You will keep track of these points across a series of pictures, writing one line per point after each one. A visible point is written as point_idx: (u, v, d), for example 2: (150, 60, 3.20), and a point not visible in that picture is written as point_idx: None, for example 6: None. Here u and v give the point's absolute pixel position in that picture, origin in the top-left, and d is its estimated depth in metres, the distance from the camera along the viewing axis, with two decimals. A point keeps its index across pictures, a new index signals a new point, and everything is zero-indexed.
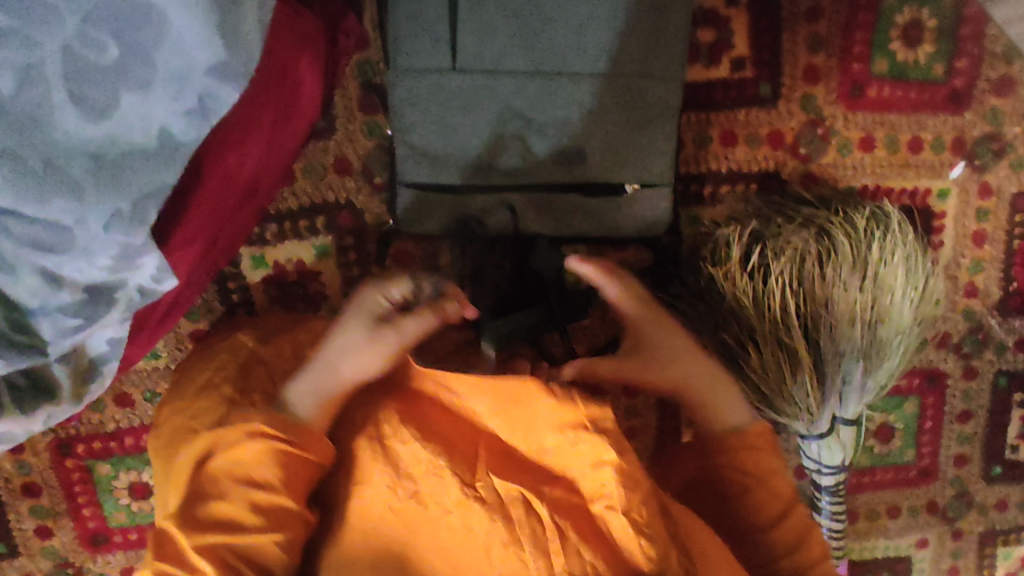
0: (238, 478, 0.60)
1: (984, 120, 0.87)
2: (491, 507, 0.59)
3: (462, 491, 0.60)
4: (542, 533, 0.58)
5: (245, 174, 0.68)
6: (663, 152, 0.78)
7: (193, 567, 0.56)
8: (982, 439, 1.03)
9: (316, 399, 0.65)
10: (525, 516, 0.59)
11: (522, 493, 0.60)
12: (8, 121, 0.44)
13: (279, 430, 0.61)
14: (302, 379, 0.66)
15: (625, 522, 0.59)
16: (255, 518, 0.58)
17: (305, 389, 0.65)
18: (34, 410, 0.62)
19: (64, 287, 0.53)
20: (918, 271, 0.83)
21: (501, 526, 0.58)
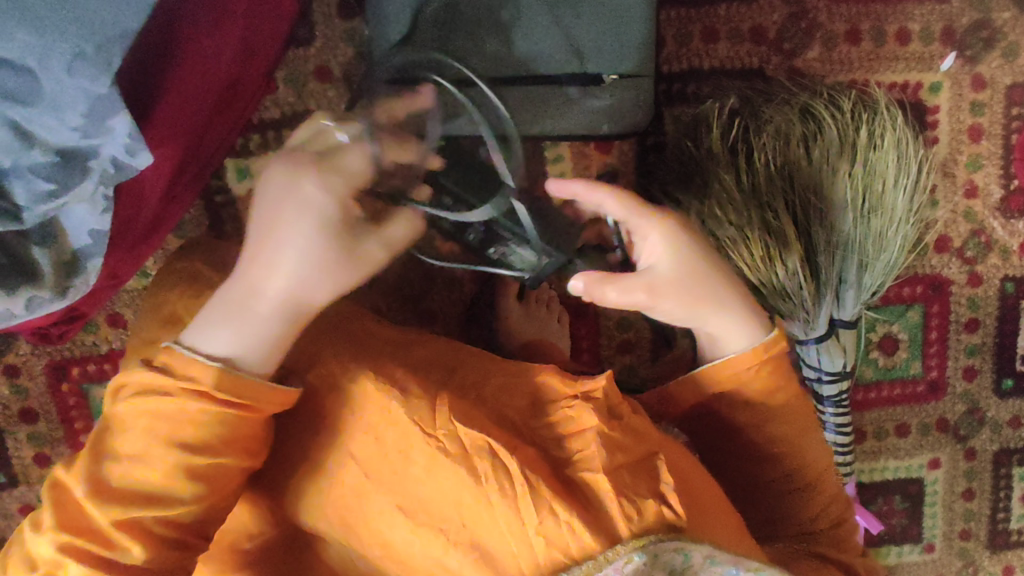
0: (174, 442, 0.57)
1: (972, 7, 0.87)
2: (454, 458, 0.57)
3: (426, 442, 0.58)
4: (509, 487, 0.55)
5: (222, 68, 0.69)
6: (641, 41, 0.77)
7: (113, 542, 0.56)
8: (992, 350, 0.99)
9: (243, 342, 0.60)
10: (492, 467, 0.56)
11: (489, 445, 0.57)
12: None
13: (236, 392, 0.58)
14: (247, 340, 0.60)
15: (606, 478, 0.55)
16: (192, 485, 0.58)
17: (225, 336, 0.60)
18: (16, 292, 0.61)
19: (34, 145, 0.53)
20: (910, 156, 0.82)
21: (464, 477, 0.56)
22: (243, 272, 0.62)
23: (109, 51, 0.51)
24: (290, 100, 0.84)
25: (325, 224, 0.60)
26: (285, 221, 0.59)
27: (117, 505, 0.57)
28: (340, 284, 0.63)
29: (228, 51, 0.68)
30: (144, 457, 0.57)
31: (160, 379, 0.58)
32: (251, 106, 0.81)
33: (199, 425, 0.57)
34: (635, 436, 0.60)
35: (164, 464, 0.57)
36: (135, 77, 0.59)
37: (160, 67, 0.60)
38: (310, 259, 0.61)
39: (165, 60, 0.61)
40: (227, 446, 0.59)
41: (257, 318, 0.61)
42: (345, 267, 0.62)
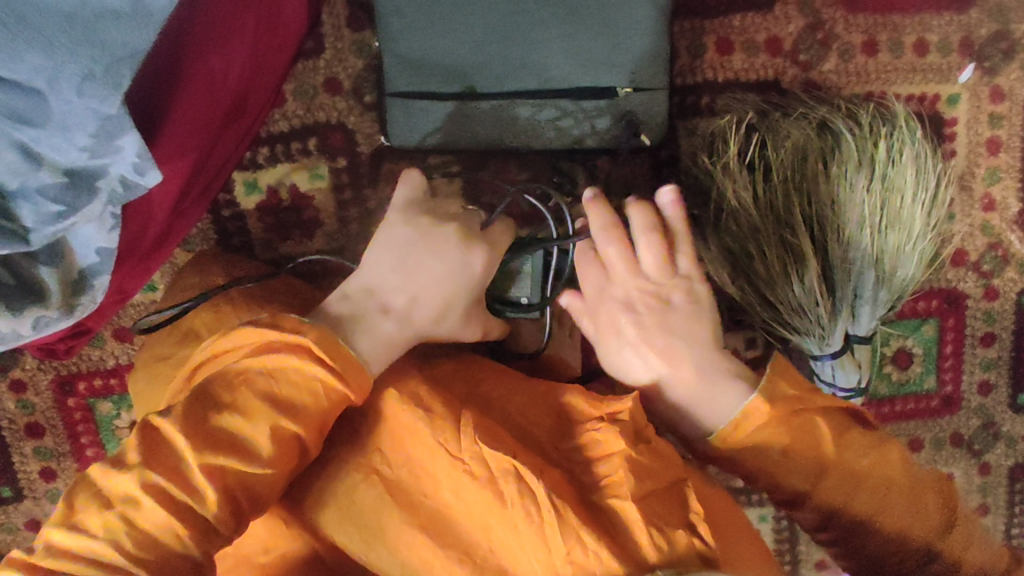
0: (270, 402, 0.57)
1: (991, 18, 0.86)
2: (482, 482, 0.56)
3: (452, 464, 0.57)
4: (535, 512, 0.54)
5: (232, 84, 0.68)
6: (658, 54, 0.76)
7: (193, 489, 0.54)
8: (1007, 365, 0.98)
9: (379, 342, 0.63)
10: (518, 491, 0.55)
11: (514, 466, 0.56)
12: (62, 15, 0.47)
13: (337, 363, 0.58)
14: (380, 341, 0.63)
15: (635, 505, 0.54)
16: (269, 450, 0.56)
17: (370, 327, 0.63)
18: (23, 311, 0.61)
19: (43, 165, 0.52)
20: (928, 171, 0.81)
21: (490, 499, 0.56)
22: (384, 270, 0.66)
23: (118, 72, 0.50)
24: (297, 113, 0.83)
25: (464, 275, 0.67)
26: (442, 252, 0.66)
27: (199, 448, 0.54)
28: (448, 333, 0.69)
29: (237, 65, 0.67)
30: (238, 407, 0.57)
31: (267, 330, 0.58)
32: (259, 119, 0.80)
33: (305, 387, 0.58)
34: (662, 462, 0.59)
35: (256, 414, 0.56)
36: (141, 94, 0.58)
37: (164, 86, 0.59)
38: (444, 295, 0.67)
39: (174, 79, 0.60)
40: (313, 413, 0.58)
41: (388, 321, 0.64)
42: (452, 320, 0.68)
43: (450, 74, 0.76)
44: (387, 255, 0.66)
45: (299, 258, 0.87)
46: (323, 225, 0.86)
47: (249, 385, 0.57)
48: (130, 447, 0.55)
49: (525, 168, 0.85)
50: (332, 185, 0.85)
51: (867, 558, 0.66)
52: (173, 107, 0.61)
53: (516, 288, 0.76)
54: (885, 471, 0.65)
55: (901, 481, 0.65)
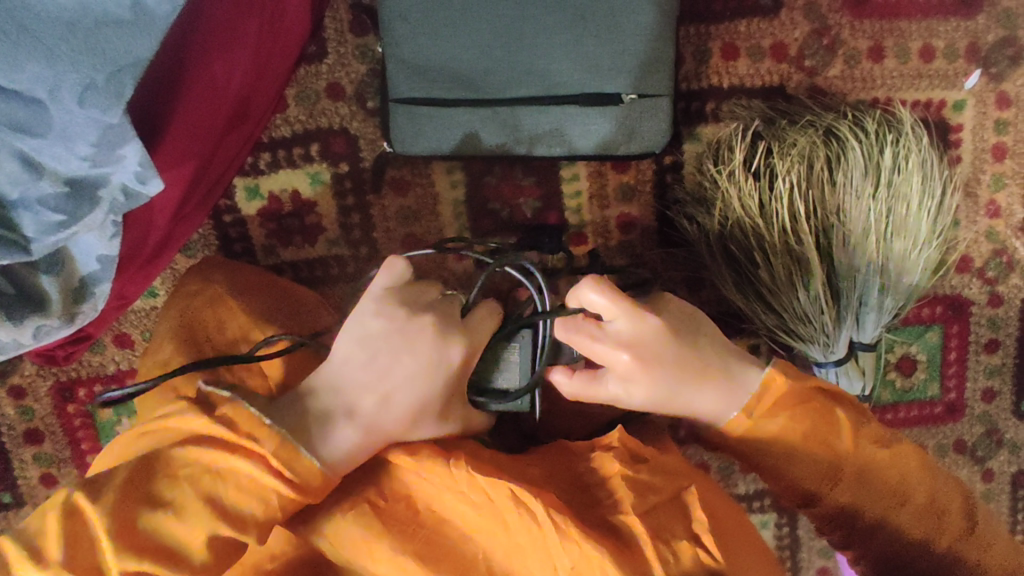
0: (211, 502, 0.54)
1: (997, 24, 0.85)
2: (478, 504, 0.57)
3: (447, 486, 0.57)
4: (538, 533, 0.54)
5: (233, 90, 0.67)
6: (664, 60, 0.76)
7: None
8: (1012, 371, 0.97)
9: (339, 444, 0.57)
10: (516, 511, 0.55)
11: (510, 488, 0.55)
12: (71, 26, 0.46)
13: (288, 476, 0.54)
14: (341, 444, 0.57)
15: (640, 521, 0.55)
16: (202, 551, 0.54)
17: (332, 430, 0.57)
18: (23, 321, 0.60)
19: (43, 175, 0.51)
20: (934, 178, 0.80)
21: (491, 521, 0.56)
22: (354, 361, 0.60)
23: (120, 81, 0.49)
24: (300, 118, 0.82)
25: (438, 372, 0.61)
26: (416, 346, 0.61)
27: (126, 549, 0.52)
28: (426, 437, 0.62)
29: (240, 72, 0.67)
30: (173, 502, 0.54)
31: (217, 428, 0.55)
32: (261, 124, 0.79)
33: (250, 496, 0.54)
34: (666, 473, 0.60)
35: (194, 515, 0.54)
36: (146, 104, 0.57)
37: (168, 94, 0.59)
38: (417, 393, 0.61)
39: (177, 87, 0.59)
40: (260, 518, 0.55)
41: (351, 425, 0.58)
42: (429, 420, 0.62)
43: (455, 80, 0.75)
44: (357, 348, 0.61)
45: (301, 264, 0.86)
46: (325, 231, 0.85)
47: (193, 482, 0.55)
48: (49, 536, 0.53)
49: (529, 175, 0.85)
50: (334, 191, 0.84)
51: (881, 553, 0.67)
52: (175, 115, 0.60)
53: (503, 376, 0.65)
54: (897, 462, 0.66)
55: (913, 474, 0.66)
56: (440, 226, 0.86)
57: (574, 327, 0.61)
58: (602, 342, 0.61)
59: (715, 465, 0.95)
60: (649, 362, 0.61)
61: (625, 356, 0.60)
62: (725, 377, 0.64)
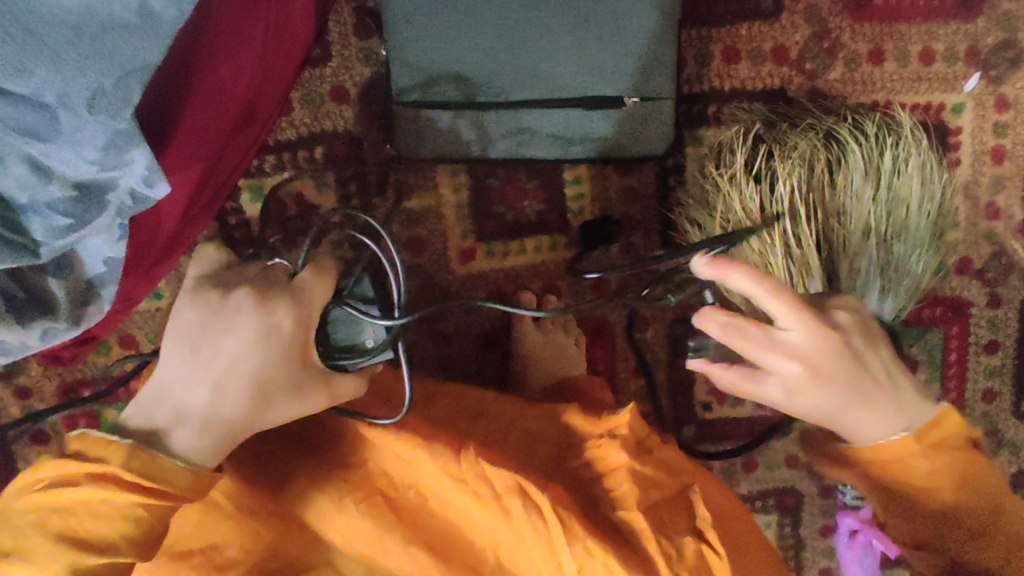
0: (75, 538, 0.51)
1: (997, 28, 0.86)
2: (485, 496, 0.57)
3: (454, 479, 0.58)
4: (540, 526, 0.55)
5: (238, 94, 0.68)
6: (666, 63, 0.76)
7: None
8: (1012, 372, 0.98)
9: (198, 444, 0.54)
10: (523, 503, 0.55)
11: (518, 480, 0.56)
12: (76, 30, 0.46)
13: (137, 481, 0.52)
14: (187, 442, 0.54)
15: (642, 516, 0.56)
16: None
17: (166, 439, 0.54)
18: (31, 323, 0.61)
19: (52, 179, 0.52)
20: (935, 181, 0.80)
21: (495, 515, 0.57)
22: (172, 358, 0.55)
23: (126, 85, 0.50)
24: (304, 121, 0.83)
25: (276, 341, 0.55)
26: (233, 325, 0.55)
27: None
28: (296, 409, 0.57)
29: (245, 76, 0.67)
30: (29, 547, 0.51)
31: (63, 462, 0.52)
32: (266, 127, 0.80)
33: (123, 516, 0.51)
34: (670, 470, 0.61)
35: (56, 556, 0.50)
36: (153, 109, 0.57)
37: (174, 99, 0.59)
38: (260, 369, 0.56)
39: (183, 92, 0.60)
40: (145, 536, 0.52)
41: (185, 425, 0.54)
42: (293, 393, 0.56)
43: (459, 83, 0.76)
44: (177, 345, 0.55)
45: None
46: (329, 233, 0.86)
47: (42, 523, 0.51)
48: None
49: (532, 177, 0.85)
50: (338, 193, 0.85)
51: None
52: (182, 119, 0.61)
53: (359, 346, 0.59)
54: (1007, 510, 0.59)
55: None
56: (443, 228, 0.87)
57: (738, 324, 0.57)
58: (771, 349, 0.56)
59: (716, 464, 0.95)
60: (820, 378, 0.56)
61: (794, 368, 0.56)
62: (886, 405, 0.59)
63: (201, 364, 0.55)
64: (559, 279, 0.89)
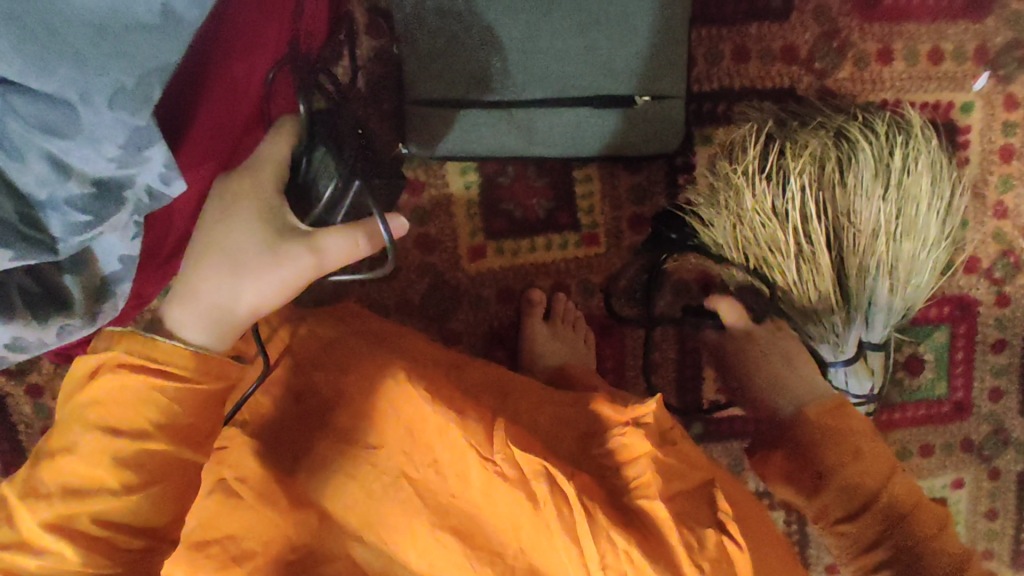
0: (110, 432, 0.57)
1: (1006, 27, 0.86)
2: (513, 483, 0.59)
3: (483, 468, 0.60)
4: (566, 513, 0.57)
5: (251, 91, 0.68)
6: (677, 62, 0.77)
7: (59, 543, 0.55)
8: (1018, 370, 0.98)
9: (194, 317, 0.59)
10: (550, 491, 0.58)
11: (545, 467, 0.59)
12: (95, 25, 0.47)
13: (168, 365, 0.58)
14: (183, 316, 0.59)
15: (664, 506, 0.58)
16: (122, 477, 0.56)
17: (168, 316, 0.60)
18: (47, 319, 0.61)
19: (71, 176, 0.52)
20: (944, 180, 0.81)
21: (522, 502, 0.59)
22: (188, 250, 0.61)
23: (148, 83, 0.50)
24: None
25: (249, 204, 0.58)
26: (211, 204, 0.60)
27: (39, 503, 0.55)
28: (275, 274, 0.58)
29: (258, 72, 0.67)
30: (70, 444, 0.57)
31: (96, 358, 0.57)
32: None
33: (152, 400, 0.57)
34: (689, 463, 0.62)
35: (90, 451, 0.56)
36: (170, 107, 0.58)
37: (189, 94, 0.59)
38: (241, 246, 0.58)
39: (197, 90, 0.60)
40: (173, 425, 0.58)
41: (182, 300, 0.59)
42: (270, 268, 0.58)
43: (470, 81, 0.76)
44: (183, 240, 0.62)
45: None
46: None
47: (82, 421, 0.57)
48: None
49: (542, 176, 0.86)
50: None
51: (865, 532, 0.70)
52: (197, 117, 0.61)
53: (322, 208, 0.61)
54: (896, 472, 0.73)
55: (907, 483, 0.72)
56: (453, 226, 0.87)
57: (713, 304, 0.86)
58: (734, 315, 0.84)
59: (723, 461, 0.96)
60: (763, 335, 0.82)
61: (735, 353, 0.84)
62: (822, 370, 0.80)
63: (197, 249, 0.60)
64: (568, 277, 0.90)
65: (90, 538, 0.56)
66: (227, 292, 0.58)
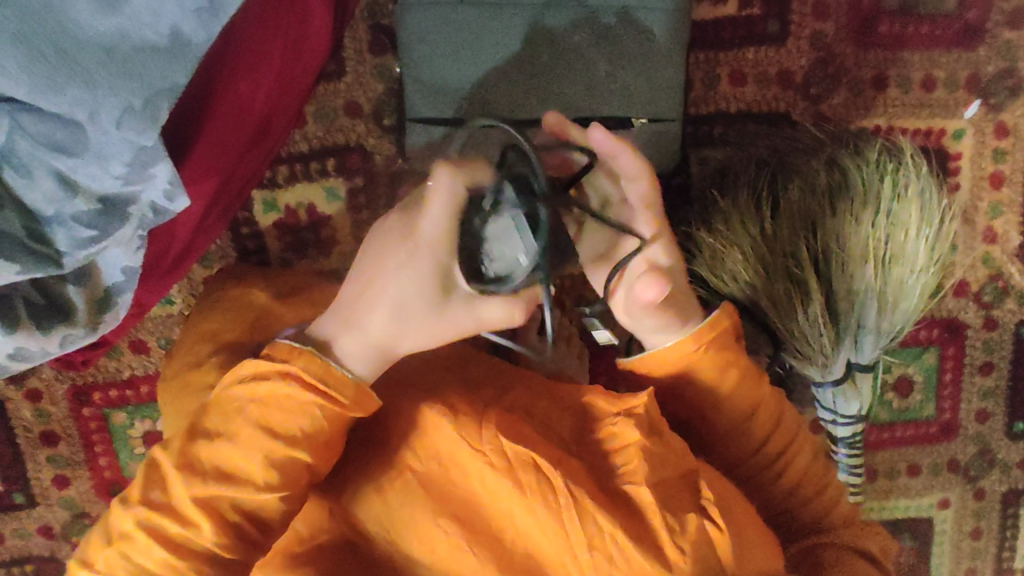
0: (263, 429, 0.60)
1: (999, 56, 0.88)
2: (500, 472, 0.61)
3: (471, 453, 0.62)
4: (552, 496, 0.59)
5: (258, 109, 0.70)
6: (676, 90, 0.78)
7: (196, 524, 0.59)
8: (1005, 393, 0.99)
9: (366, 358, 0.60)
10: (535, 479, 0.60)
11: (531, 455, 0.61)
12: (107, 51, 0.48)
13: (331, 394, 0.60)
14: (354, 358, 0.60)
15: (648, 490, 0.60)
16: (268, 474, 0.60)
17: (334, 352, 0.60)
18: (51, 330, 0.62)
19: (78, 194, 0.53)
20: (934, 207, 0.82)
21: (510, 487, 0.60)
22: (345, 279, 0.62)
23: (156, 105, 0.52)
24: (317, 134, 0.84)
25: (428, 257, 0.55)
26: (389, 242, 0.57)
27: (195, 478, 0.60)
28: (449, 325, 0.59)
29: (264, 90, 0.69)
30: (233, 436, 0.60)
31: (259, 364, 0.60)
32: (281, 140, 0.81)
33: (321, 424, 0.60)
34: (676, 454, 0.63)
35: (249, 444, 0.60)
36: (175, 127, 0.60)
37: (195, 110, 0.61)
38: (407, 294, 0.57)
39: (202, 108, 0.62)
40: (316, 443, 0.61)
41: (352, 338, 0.60)
42: (433, 318, 0.58)
43: (470, 100, 0.76)
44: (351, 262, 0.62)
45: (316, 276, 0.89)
46: (339, 245, 0.88)
47: (241, 414, 0.60)
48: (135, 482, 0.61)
49: None
50: (350, 206, 0.87)
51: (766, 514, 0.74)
52: (200, 134, 0.63)
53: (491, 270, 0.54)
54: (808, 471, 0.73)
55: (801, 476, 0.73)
56: None
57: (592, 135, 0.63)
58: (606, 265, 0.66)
59: None
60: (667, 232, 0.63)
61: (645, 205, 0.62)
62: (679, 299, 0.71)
63: (364, 287, 0.60)
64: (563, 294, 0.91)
65: (224, 522, 0.60)
66: (400, 337, 0.60)
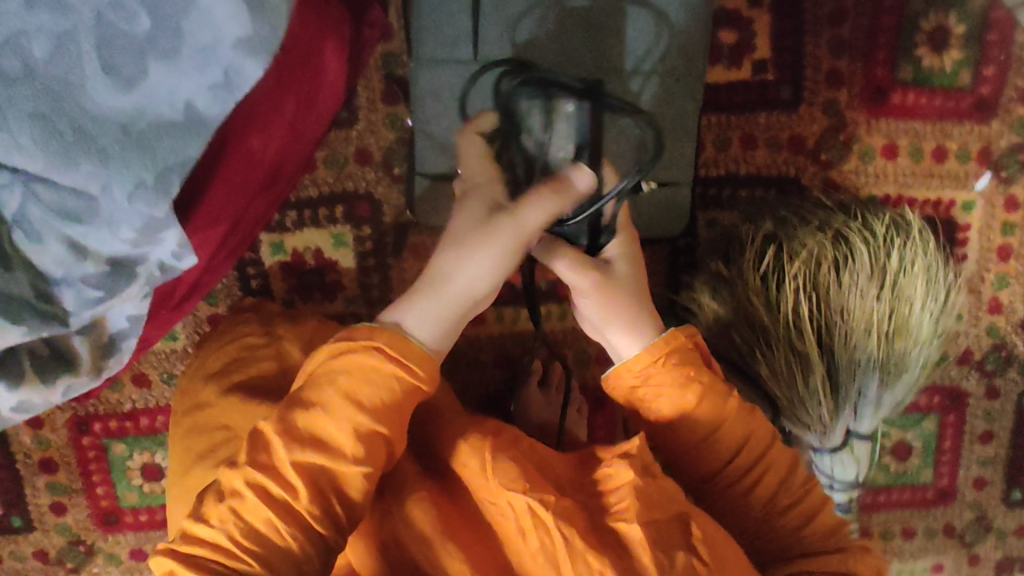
0: (350, 399, 0.58)
1: (1011, 130, 0.88)
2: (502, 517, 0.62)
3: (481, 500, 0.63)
4: (544, 535, 0.59)
5: (267, 159, 0.70)
6: (686, 157, 0.79)
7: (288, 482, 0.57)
8: (1003, 461, 0.99)
9: (440, 308, 0.61)
10: (533, 528, 0.59)
11: (529, 503, 0.60)
12: (125, 130, 0.49)
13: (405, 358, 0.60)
14: (426, 311, 0.61)
15: (636, 527, 0.58)
16: (354, 448, 0.58)
17: (408, 314, 0.62)
18: (55, 382, 0.63)
19: (87, 257, 0.54)
20: (939, 281, 0.82)
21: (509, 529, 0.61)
22: None
23: (167, 179, 0.51)
24: (327, 180, 0.85)
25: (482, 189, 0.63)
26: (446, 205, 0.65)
27: (293, 445, 0.57)
28: (516, 236, 0.60)
29: (275, 142, 0.69)
30: (326, 405, 0.58)
31: (363, 330, 0.60)
32: (289, 184, 0.81)
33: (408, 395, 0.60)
34: (668, 495, 0.62)
35: (339, 414, 0.58)
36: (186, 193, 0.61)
37: (204, 171, 0.61)
38: (467, 226, 0.62)
39: (213, 166, 0.62)
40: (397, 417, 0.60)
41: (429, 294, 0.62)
42: (486, 242, 0.61)
43: None
44: None
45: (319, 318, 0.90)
46: (344, 289, 0.89)
47: (333, 384, 0.59)
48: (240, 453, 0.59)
49: None
50: (356, 252, 0.87)
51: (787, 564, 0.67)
52: (211, 190, 0.63)
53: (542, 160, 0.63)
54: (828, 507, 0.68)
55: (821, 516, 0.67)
56: None
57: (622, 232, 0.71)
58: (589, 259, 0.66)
59: None
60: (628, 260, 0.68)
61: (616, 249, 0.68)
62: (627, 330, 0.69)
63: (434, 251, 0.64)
64: (564, 347, 0.92)
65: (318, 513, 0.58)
66: (476, 276, 0.62)
